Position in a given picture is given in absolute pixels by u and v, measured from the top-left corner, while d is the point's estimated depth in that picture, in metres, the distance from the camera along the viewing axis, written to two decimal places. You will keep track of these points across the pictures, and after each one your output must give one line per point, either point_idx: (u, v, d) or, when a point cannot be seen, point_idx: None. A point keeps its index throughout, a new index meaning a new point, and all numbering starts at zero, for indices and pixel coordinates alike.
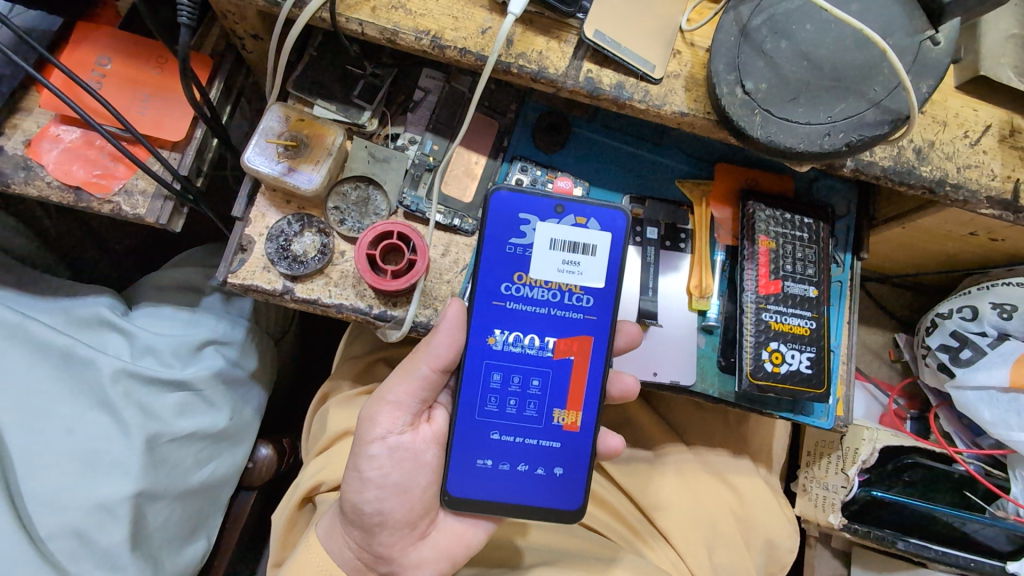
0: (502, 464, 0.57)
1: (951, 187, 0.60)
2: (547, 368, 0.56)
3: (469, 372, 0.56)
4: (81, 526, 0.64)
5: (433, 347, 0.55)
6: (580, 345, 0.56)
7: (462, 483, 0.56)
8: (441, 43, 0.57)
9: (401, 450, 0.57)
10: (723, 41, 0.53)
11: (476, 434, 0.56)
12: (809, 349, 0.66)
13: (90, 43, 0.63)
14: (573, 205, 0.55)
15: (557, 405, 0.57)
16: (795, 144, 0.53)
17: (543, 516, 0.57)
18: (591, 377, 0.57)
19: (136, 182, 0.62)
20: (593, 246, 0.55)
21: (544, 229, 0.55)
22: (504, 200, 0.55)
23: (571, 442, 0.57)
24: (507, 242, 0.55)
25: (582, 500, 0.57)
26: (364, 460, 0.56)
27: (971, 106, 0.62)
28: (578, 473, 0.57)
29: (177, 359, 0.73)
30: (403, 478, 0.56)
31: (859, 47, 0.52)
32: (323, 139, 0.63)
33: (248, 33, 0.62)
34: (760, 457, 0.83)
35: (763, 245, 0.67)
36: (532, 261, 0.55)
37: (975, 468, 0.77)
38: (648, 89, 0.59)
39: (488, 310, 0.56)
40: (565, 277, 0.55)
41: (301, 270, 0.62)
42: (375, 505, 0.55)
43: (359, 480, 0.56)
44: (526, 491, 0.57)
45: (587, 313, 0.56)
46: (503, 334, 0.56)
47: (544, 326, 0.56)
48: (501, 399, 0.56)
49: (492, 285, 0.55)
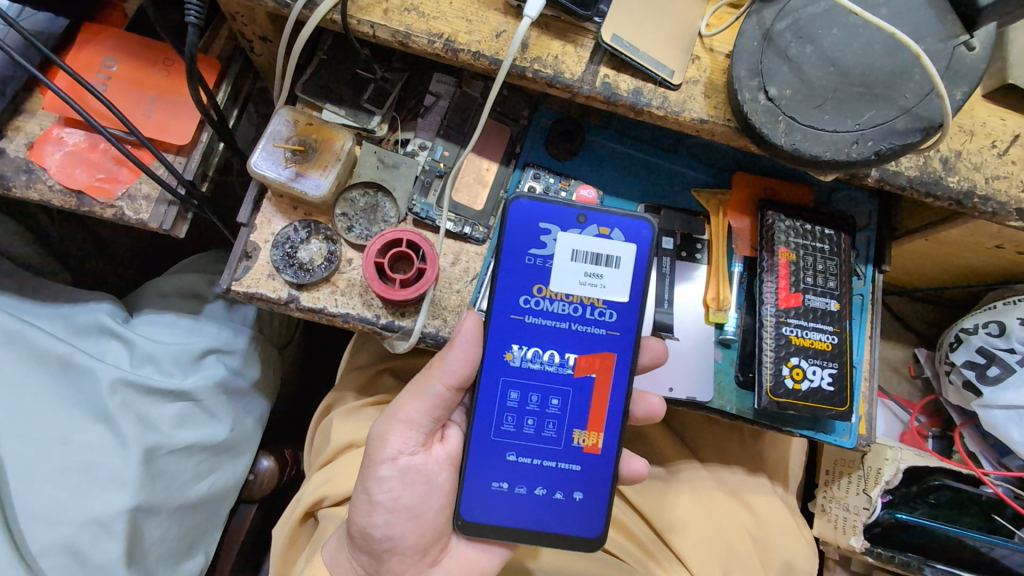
0: (519, 487, 0.54)
1: (979, 199, 0.58)
2: (568, 387, 0.54)
3: (486, 390, 0.54)
4: (75, 542, 0.62)
5: (448, 363, 0.53)
6: (601, 363, 0.54)
7: (477, 508, 0.54)
8: (454, 46, 0.55)
9: (412, 472, 0.55)
10: (746, 46, 0.52)
11: (492, 456, 0.54)
12: (831, 365, 0.64)
13: (97, 45, 0.62)
14: (596, 215, 0.53)
15: (577, 425, 0.54)
16: (821, 152, 0.51)
17: (561, 543, 0.54)
18: (613, 397, 0.54)
19: (140, 186, 0.60)
20: (616, 257, 0.53)
21: (566, 240, 0.53)
22: (523, 209, 0.53)
23: (592, 466, 0.55)
24: (526, 253, 0.53)
25: (603, 527, 0.55)
26: (374, 483, 0.54)
27: (998, 115, 0.60)
28: (598, 498, 0.55)
29: (179, 368, 0.71)
30: (415, 501, 0.55)
31: (889, 52, 0.50)
32: (331, 144, 0.62)
33: (257, 35, 0.61)
34: (777, 475, 0.80)
35: (784, 256, 0.65)
36: (553, 273, 0.53)
37: (1003, 490, 0.75)
38: (666, 95, 0.57)
39: (506, 325, 0.53)
40: (587, 291, 0.53)
41: (307, 278, 0.60)
42: (384, 531, 0.54)
43: (368, 503, 0.54)
44: (544, 517, 0.54)
45: (611, 329, 0.54)
46: (521, 350, 0.54)
47: (565, 342, 0.54)
48: (518, 418, 0.54)
49: (511, 298, 0.53)
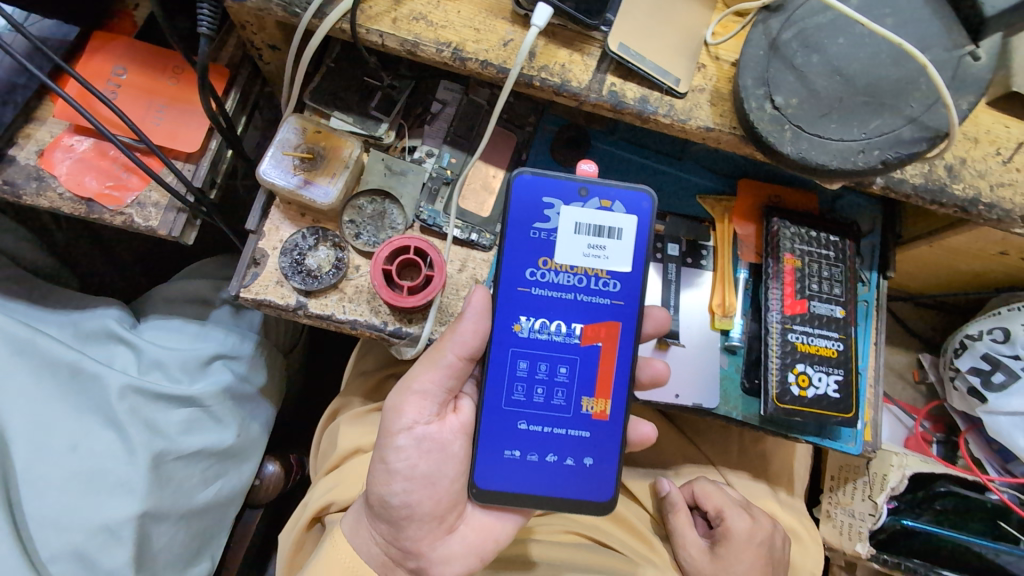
0: (531, 455, 0.51)
1: (984, 206, 0.58)
2: (575, 355, 0.51)
3: (495, 363, 0.50)
4: (84, 547, 0.62)
5: (459, 334, 0.49)
6: (608, 331, 0.51)
7: (490, 475, 0.50)
8: (462, 55, 0.56)
9: (427, 441, 0.50)
10: (753, 55, 0.52)
11: (502, 425, 0.50)
12: (837, 372, 0.64)
13: (107, 53, 0.62)
14: (598, 187, 0.50)
15: (586, 393, 0.51)
16: (828, 161, 0.51)
17: (572, 509, 0.51)
18: (621, 364, 0.51)
19: (149, 194, 0.61)
20: (619, 229, 0.50)
21: (569, 212, 0.50)
22: (527, 184, 0.50)
23: (601, 432, 0.51)
24: (529, 227, 0.50)
25: (614, 492, 0.51)
26: (390, 452, 0.49)
27: (1002, 122, 0.60)
28: (610, 463, 0.51)
29: (185, 373, 0.71)
30: (432, 469, 0.49)
31: (895, 61, 0.50)
32: (339, 152, 0.62)
33: (266, 44, 0.61)
34: (781, 480, 0.80)
35: (789, 263, 0.65)
36: (557, 246, 0.50)
37: (1010, 497, 0.74)
38: (672, 103, 0.57)
39: (512, 298, 0.50)
40: (591, 262, 0.50)
41: (315, 285, 0.60)
42: (402, 499, 0.49)
43: (386, 471, 0.49)
44: (554, 484, 0.51)
45: (615, 299, 0.50)
46: (529, 321, 0.50)
47: (572, 311, 0.50)
48: (528, 388, 0.51)
49: (515, 270, 0.50)
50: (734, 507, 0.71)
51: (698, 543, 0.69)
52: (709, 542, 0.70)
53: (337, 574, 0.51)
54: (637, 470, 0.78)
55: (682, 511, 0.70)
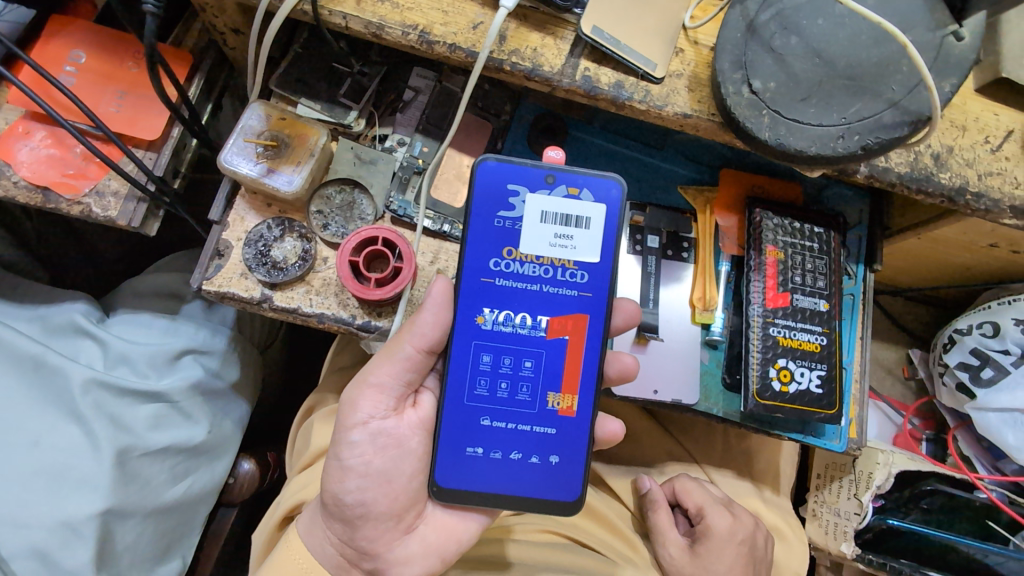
0: (494, 452, 0.49)
1: (971, 196, 0.56)
2: (541, 349, 0.49)
3: (456, 356, 0.48)
4: (43, 546, 0.60)
5: (418, 326, 0.48)
6: (575, 324, 0.49)
7: (451, 473, 0.48)
8: (429, 38, 0.54)
9: (383, 436, 0.48)
10: (730, 37, 0.50)
11: (464, 421, 0.49)
12: (820, 367, 0.62)
13: (64, 37, 0.60)
14: (565, 175, 0.48)
15: (551, 388, 0.49)
16: (806, 147, 0.49)
17: (537, 508, 0.49)
18: (588, 359, 0.49)
19: (108, 183, 0.59)
20: (587, 218, 0.48)
21: (534, 201, 0.48)
22: (491, 171, 0.48)
23: (568, 428, 0.49)
24: (493, 216, 0.48)
25: (581, 491, 0.49)
26: (343, 448, 0.47)
27: (992, 110, 0.58)
28: (576, 461, 0.49)
29: (153, 369, 0.69)
30: (388, 465, 0.48)
31: (876, 42, 0.48)
32: (305, 139, 0.60)
33: (228, 27, 0.59)
34: (766, 479, 0.78)
35: (771, 255, 0.63)
36: (523, 235, 0.48)
37: (998, 495, 0.72)
38: (648, 89, 0.55)
39: (475, 289, 0.48)
40: (558, 252, 0.48)
41: (280, 278, 0.58)
42: (356, 497, 0.47)
43: (340, 469, 0.47)
44: (519, 482, 0.49)
45: (582, 291, 0.49)
46: (493, 313, 0.49)
47: (537, 303, 0.49)
48: (491, 382, 0.49)
49: (479, 261, 0.48)
50: (715, 505, 0.69)
51: (679, 542, 0.67)
52: (690, 541, 0.68)
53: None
54: (619, 468, 0.76)
55: (663, 509, 0.68)
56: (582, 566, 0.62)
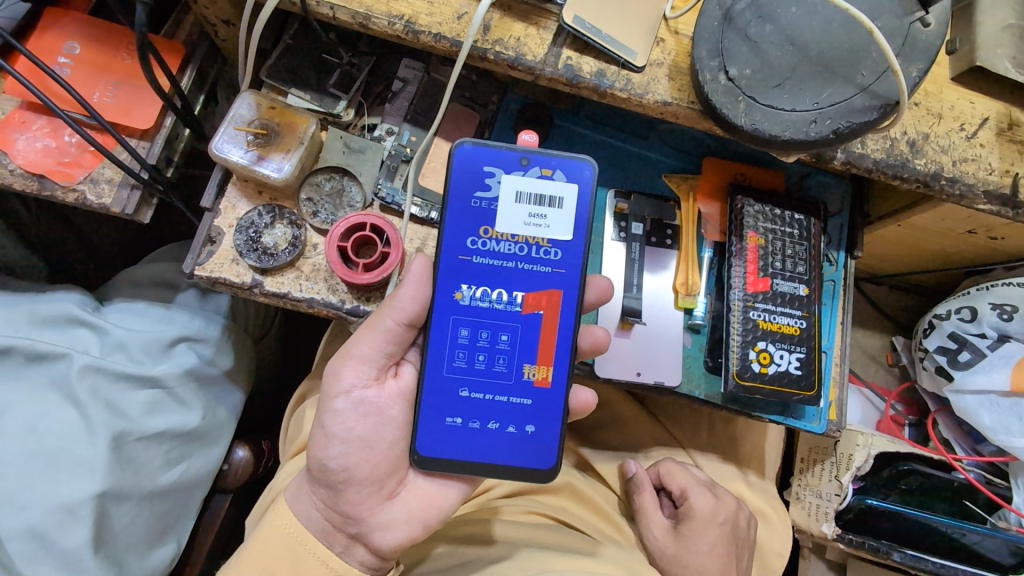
0: (473, 422, 0.51)
1: (946, 181, 0.58)
2: (516, 323, 0.51)
3: (436, 330, 0.50)
4: (41, 528, 0.62)
5: (398, 300, 0.49)
6: (549, 299, 0.50)
7: (431, 441, 0.50)
8: (414, 28, 0.55)
9: (365, 405, 0.50)
10: (707, 26, 0.51)
11: (443, 392, 0.50)
12: (799, 350, 0.64)
13: (59, 29, 0.62)
14: (539, 157, 0.50)
15: (527, 360, 0.51)
16: (780, 132, 0.50)
17: (514, 476, 0.51)
18: (562, 332, 0.51)
19: (102, 171, 0.60)
20: (559, 198, 0.50)
21: (509, 181, 0.50)
22: (468, 154, 0.50)
23: (543, 399, 0.51)
24: (470, 196, 0.50)
25: (556, 459, 0.51)
26: (327, 416, 0.49)
27: (967, 98, 0.59)
28: (552, 431, 0.51)
29: (148, 356, 0.70)
30: (369, 432, 0.49)
31: (847, 30, 0.50)
32: (295, 128, 0.62)
33: (219, 18, 0.61)
34: (751, 463, 0.80)
35: (752, 241, 0.65)
36: (498, 214, 0.50)
37: (975, 476, 0.74)
38: (629, 77, 0.57)
39: (453, 266, 0.50)
40: (532, 231, 0.50)
41: (271, 263, 0.60)
42: (339, 462, 0.48)
43: (323, 436, 0.49)
44: (496, 451, 0.51)
45: (556, 267, 0.50)
46: (470, 289, 0.50)
47: (512, 279, 0.50)
48: (469, 355, 0.51)
49: (456, 239, 0.50)
50: (698, 487, 0.71)
51: (663, 524, 0.69)
52: (674, 522, 0.70)
53: (278, 542, 0.49)
54: (606, 453, 0.78)
55: (647, 492, 0.70)
56: (567, 544, 0.62)
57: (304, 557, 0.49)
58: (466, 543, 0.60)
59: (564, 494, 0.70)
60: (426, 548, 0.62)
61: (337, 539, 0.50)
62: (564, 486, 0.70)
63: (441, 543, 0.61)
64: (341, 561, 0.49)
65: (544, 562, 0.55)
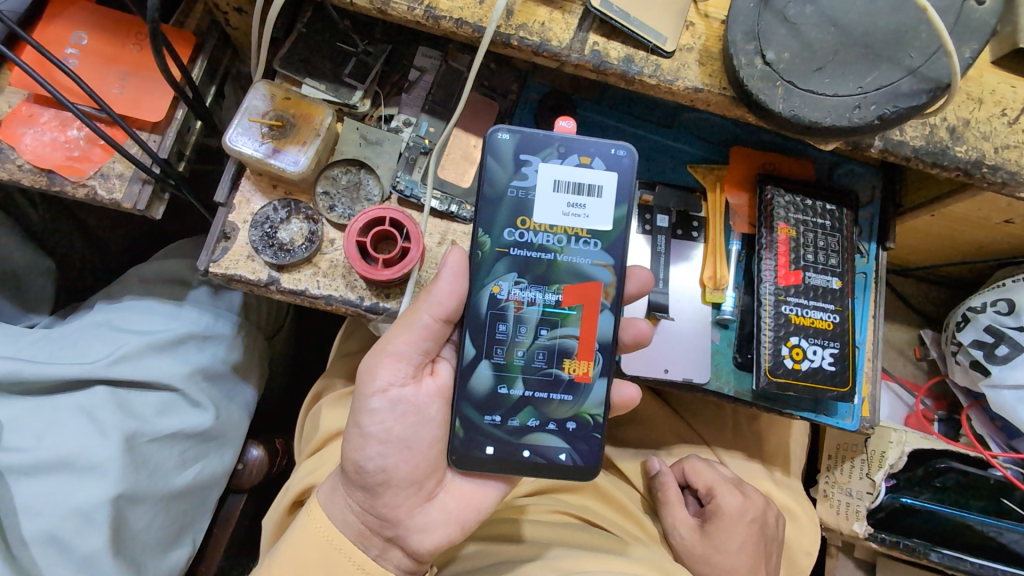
0: (512, 420, 0.49)
1: (987, 168, 0.55)
2: (555, 318, 0.49)
3: (473, 326, 0.49)
4: (57, 531, 0.60)
5: (435, 294, 0.47)
6: (588, 294, 0.49)
7: (469, 443, 0.48)
8: (435, 13, 0.53)
9: (403, 403, 0.48)
10: (742, 7, 0.49)
11: (481, 391, 0.49)
12: (833, 345, 0.62)
13: (65, 18, 0.59)
14: (577, 144, 0.49)
15: (567, 355, 0.49)
16: (821, 118, 0.48)
17: (555, 475, 0.49)
18: (602, 327, 0.49)
19: (112, 165, 0.58)
20: (599, 186, 0.49)
21: (548, 170, 0.48)
22: (504, 141, 0.48)
23: (584, 395, 0.49)
24: (506, 185, 0.48)
25: (599, 457, 0.49)
26: (364, 415, 0.47)
27: (1008, 82, 0.57)
28: (594, 428, 0.49)
29: (158, 355, 0.68)
30: (408, 432, 0.48)
31: (892, 10, 0.47)
32: (310, 119, 0.60)
33: (231, 6, 0.58)
34: (776, 460, 0.78)
35: (782, 233, 0.63)
36: (536, 204, 0.48)
37: (1012, 472, 0.73)
38: (658, 63, 0.54)
39: (490, 260, 0.48)
40: (571, 222, 0.49)
41: (288, 259, 0.58)
42: (377, 463, 0.47)
43: (360, 436, 0.47)
44: (536, 451, 0.49)
45: (595, 258, 0.49)
46: (509, 283, 0.49)
47: (550, 272, 0.49)
48: (507, 350, 0.49)
49: (493, 231, 0.48)
50: (725, 485, 0.69)
51: (689, 522, 0.67)
52: (700, 520, 0.69)
53: (311, 547, 0.47)
54: (628, 450, 0.76)
55: (671, 489, 0.68)
56: (593, 542, 0.60)
57: (337, 560, 0.47)
58: (495, 542, 0.59)
59: (587, 492, 0.69)
60: (455, 547, 0.61)
61: (373, 543, 0.48)
62: (588, 484, 0.68)
63: (471, 542, 0.60)
64: (377, 565, 0.47)
65: (573, 564, 0.53)
